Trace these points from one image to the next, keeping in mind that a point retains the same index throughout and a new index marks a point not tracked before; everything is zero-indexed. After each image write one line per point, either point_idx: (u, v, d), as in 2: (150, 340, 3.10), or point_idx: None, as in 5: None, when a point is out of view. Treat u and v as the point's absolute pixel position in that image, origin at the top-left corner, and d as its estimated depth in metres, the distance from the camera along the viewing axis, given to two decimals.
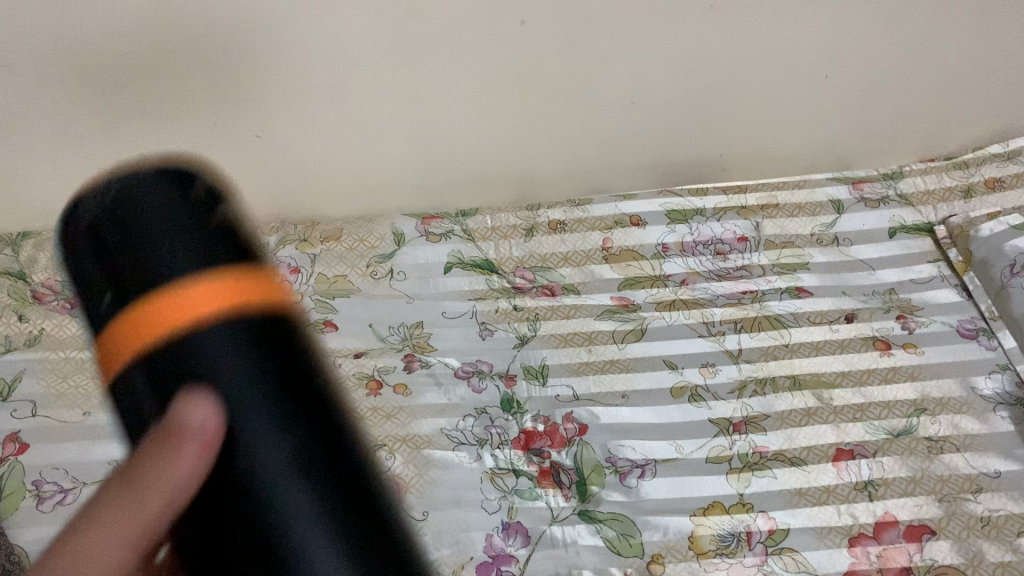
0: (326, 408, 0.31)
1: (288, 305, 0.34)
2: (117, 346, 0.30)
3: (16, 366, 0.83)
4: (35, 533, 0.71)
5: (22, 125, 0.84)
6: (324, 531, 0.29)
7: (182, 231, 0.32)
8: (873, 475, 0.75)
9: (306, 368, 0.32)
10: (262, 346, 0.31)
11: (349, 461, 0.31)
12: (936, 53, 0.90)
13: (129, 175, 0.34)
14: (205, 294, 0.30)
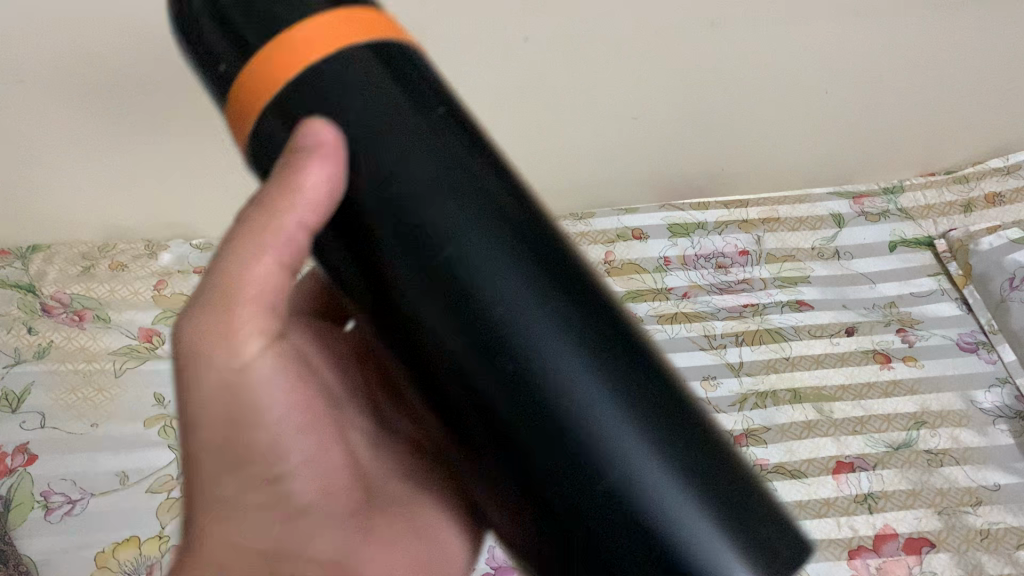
0: (445, 117, 0.34)
1: (392, 23, 0.36)
2: (245, 91, 0.33)
3: (25, 377, 0.85)
4: (44, 543, 0.73)
5: (33, 141, 0.85)
6: (480, 245, 0.32)
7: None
8: (872, 488, 0.76)
9: (416, 79, 0.34)
10: (382, 70, 0.33)
11: (475, 161, 0.34)
12: (936, 68, 0.91)
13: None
14: (318, 28, 0.33)
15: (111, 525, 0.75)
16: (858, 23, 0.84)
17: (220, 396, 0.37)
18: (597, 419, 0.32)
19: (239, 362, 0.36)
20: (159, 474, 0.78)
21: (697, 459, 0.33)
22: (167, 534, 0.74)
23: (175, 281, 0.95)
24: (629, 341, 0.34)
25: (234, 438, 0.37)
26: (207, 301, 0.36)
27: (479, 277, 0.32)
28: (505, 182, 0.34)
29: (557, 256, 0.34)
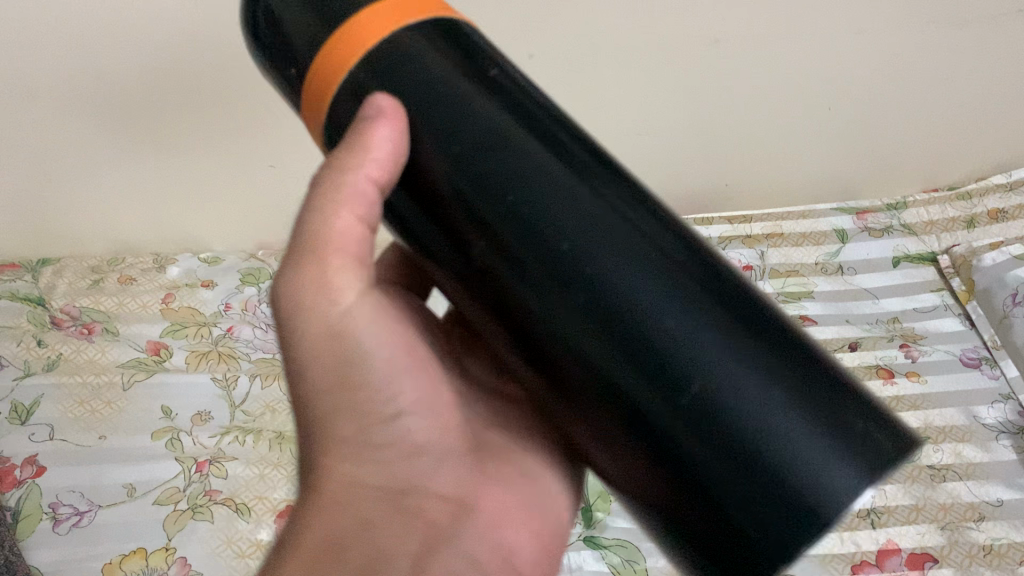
0: (495, 74, 0.37)
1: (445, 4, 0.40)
2: (319, 80, 0.37)
3: (34, 391, 0.86)
4: (52, 555, 0.74)
5: (44, 156, 0.87)
6: (527, 157, 0.35)
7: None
8: (875, 504, 0.77)
9: (469, 46, 0.38)
10: (437, 42, 0.37)
11: (527, 104, 0.37)
12: (939, 85, 0.92)
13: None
14: (380, 18, 0.37)
15: (118, 537, 0.75)
16: (860, 41, 0.85)
17: (323, 342, 0.40)
18: (660, 308, 0.32)
19: (337, 308, 0.40)
20: (167, 486, 0.79)
21: (786, 356, 0.32)
22: (173, 546, 0.74)
23: (183, 294, 0.96)
24: (694, 250, 0.34)
25: (340, 382, 0.41)
26: (299, 255, 0.40)
27: (521, 181, 0.34)
28: (555, 120, 0.37)
29: (611, 179, 0.35)
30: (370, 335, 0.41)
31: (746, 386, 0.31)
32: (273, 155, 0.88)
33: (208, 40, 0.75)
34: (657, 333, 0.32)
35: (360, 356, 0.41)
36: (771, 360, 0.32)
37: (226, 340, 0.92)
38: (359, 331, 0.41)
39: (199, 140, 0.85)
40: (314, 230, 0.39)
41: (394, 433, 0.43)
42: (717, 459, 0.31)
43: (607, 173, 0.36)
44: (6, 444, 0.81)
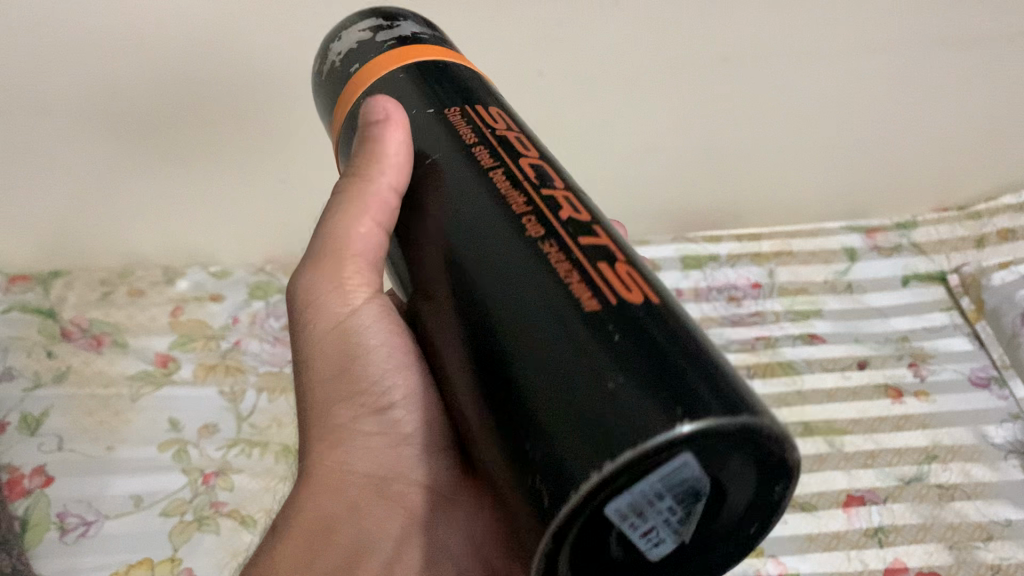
0: (422, 110, 0.44)
1: (424, 48, 0.47)
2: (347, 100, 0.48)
3: (43, 401, 0.86)
4: (58, 563, 0.75)
5: (58, 171, 0.87)
6: (461, 174, 0.40)
7: (342, 48, 0.50)
8: (883, 522, 0.79)
9: (416, 87, 0.45)
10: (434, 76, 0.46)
11: (444, 133, 0.42)
12: (951, 106, 0.91)
13: (336, 29, 0.53)
14: (392, 59, 0.47)
15: (124, 546, 0.77)
16: (870, 60, 0.84)
17: (329, 336, 0.47)
18: (516, 281, 0.34)
19: (342, 308, 0.47)
20: (173, 497, 0.80)
21: (588, 330, 0.31)
22: (179, 556, 0.76)
23: (191, 307, 0.97)
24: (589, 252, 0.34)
25: (338, 374, 0.46)
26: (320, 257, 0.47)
27: (453, 193, 0.40)
28: (458, 145, 0.41)
29: (479, 197, 0.38)
30: (369, 332, 0.47)
31: (545, 364, 0.31)
32: (283, 168, 0.88)
33: (220, 56, 0.76)
34: (486, 333, 0.34)
35: (360, 352, 0.46)
36: (569, 338, 0.31)
37: (234, 352, 0.92)
38: (361, 328, 0.47)
39: (209, 155, 0.86)
40: (331, 235, 0.46)
41: (383, 426, 0.47)
42: (542, 422, 0.30)
43: (478, 189, 0.38)
44: (14, 454, 0.81)
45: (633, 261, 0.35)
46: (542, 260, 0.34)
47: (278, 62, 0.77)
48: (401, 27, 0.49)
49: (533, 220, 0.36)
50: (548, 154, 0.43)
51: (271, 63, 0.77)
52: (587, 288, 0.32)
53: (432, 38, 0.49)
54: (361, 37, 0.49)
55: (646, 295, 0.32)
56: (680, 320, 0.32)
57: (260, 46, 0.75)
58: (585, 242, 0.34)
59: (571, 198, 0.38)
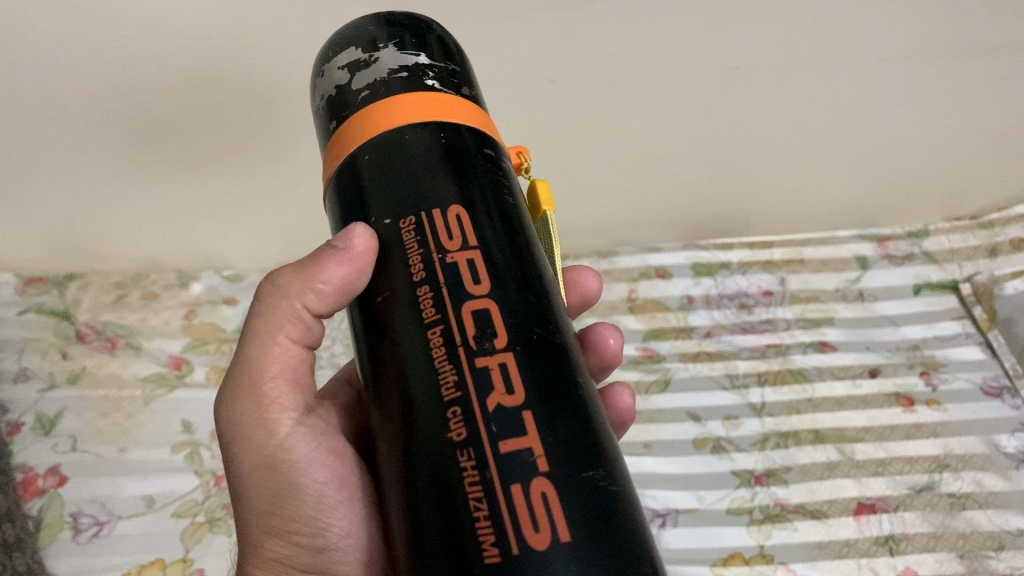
0: (381, 220, 0.40)
1: (410, 105, 0.41)
2: (331, 154, 0.43)
3: (56, 403, 0.87)
4: (70, 563, 0.75)
5: (73, 175, 0.88)
6: (398, 318, 0.37)
7: (323, 88, 0.45)
8: (894, 530, 0.79)
9: (377, 177, 0.40)
10: (409, 147, 0.40)
11: (398, 258, 0.38)
12: (964, 119, 0.91)
13: (336, 37, 0.46)
14: (371, 122, 0.41)
15: (136, 547, 0.77)
16: (881, 69, 0.84)
17: (256, 467, 0.46)
18: (442, 500, 0.33)
19: (272, 438, 0.46)
20: (184, 499, 0.80)
21: None
22: (190, 557, 0.76)
23: (205, 311, 0.98)
24: (507, 468, 0.32)
25: (268, 509, 0.46)
26: (236, 387, 0.46)
27: (389, 344, 0.37)
28: (408, 284, 0.38)
29: (412, 364, 0.36)
30: (305, 463, 0.46)
31: None
32: (295, 174, 0.89)
33: (234, 64, 0.76)
34: (412, 522, 0.35)
35: (292, 485, 0.46)
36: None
37: None
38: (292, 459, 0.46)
39: (224, 161, 0.87)
40: (250, 361, 0.46)
41: (322, 564, 0.47)
42: None
43: (413, 355, 0.36)
44: (28, 454, 0.82)
45: (559, 464, 0.33)
46: (457, 479, 0.33)
47: (292, 69, 0.77)
48: (377, 64, 0.43)
49: (458, 416, 0.34)
50: (505, 259, 0.38)
51: (285, 71, 0.77)
52: (493, 529, 0.32)
53: (414, 77, 0.43)
54: (339, 79, 0.44)
55: (556, 532, 0.31)
56: (584, 559, 0.31)
57: (275, 54, 0.76)
58: (503, 452, 0.33)
59: (508, 360, 0.35)
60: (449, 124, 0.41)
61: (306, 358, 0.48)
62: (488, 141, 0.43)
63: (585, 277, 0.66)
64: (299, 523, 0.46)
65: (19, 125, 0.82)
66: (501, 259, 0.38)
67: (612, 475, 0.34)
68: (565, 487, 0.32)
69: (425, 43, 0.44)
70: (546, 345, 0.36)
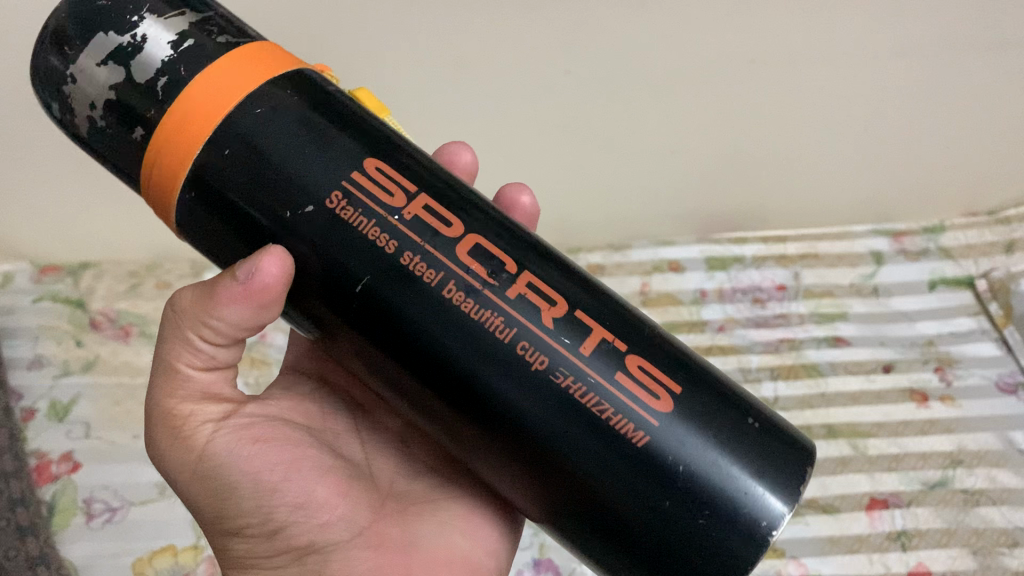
0: (301, 210, 0.40)
1: (229, 73, 0.40)
2: (162, 158, 0.40)
3: (71, 390, 0.88)
4: (85, 549, 0.76)
5: (89, 164, 0.89)
6: (394, 297, 0.39)
7: (89, 89, 0.40)
8: (906, 526, 0.78)
9: (265, 163, 0.39)
10: (265, 124, 0.40)
11: (347, 239, 0.39)
12: (983, 111, 0.90)
13: (67, 20, 0.40)
14: (204, 109, 0.39)
15: (149, 533, 0.77)
16: (901, 63, 0.84)
17: (195, 480, 0.45)
18: (554, 427, 0.39)
19: (197, 452, 0.45)
20: None
21: (656, 458, 0.38)
22: (201, 544, 0.76)
23: None
24: (594, 367, 0.39)
25: (220, 513, 0.46)
26: (159, 415, 0.46)
27: (401, 323, 0.40)
28: (384, 263, 0.39)
29: (448, 329, 0.39)
30: (240, 460, 0.45)
31: (625, 481, 0.38)
32: None
33: None
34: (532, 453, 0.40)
35: (231, 487, 0.45)
36: (646, 471, 0.38)
37: (259, 344, 0.93)
38: (220, 466, 0.45)
39: None
40: (165, 390, 0.46)
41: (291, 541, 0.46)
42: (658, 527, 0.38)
43: (438, 320, 0.39)
44: (43, 440, 0.83)
45: (629, 341, 0.40)
46: (566, 400, 0.38)
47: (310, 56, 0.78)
48: (149, 45, 0.39)
49: (530, 347, 0.39)
50: (444, 189, 0.42)
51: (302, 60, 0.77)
52: (627, 420, 0.38)
53: (200, 41, 0.40)
54: (118, 68, 0.39)
55: (668, 386, 0.39)
56: (697, 392, 0.39)
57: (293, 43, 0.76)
58: (589, 350, 0.39)
59: (533, 278, 0.40)
60: (278, 76, 0.41)
61: (224, 369, 0.47)
62: (311, 73, 0.43)
63: (459, 152, 0.64)
64: (245, 518, 0.45)
65: (40, 115, 0.82)
66: (449, 196, 0.42)
67: (647, 325, 0.42)
68: (642, 349, 0.40)
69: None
70: (537, 251, 0.42)
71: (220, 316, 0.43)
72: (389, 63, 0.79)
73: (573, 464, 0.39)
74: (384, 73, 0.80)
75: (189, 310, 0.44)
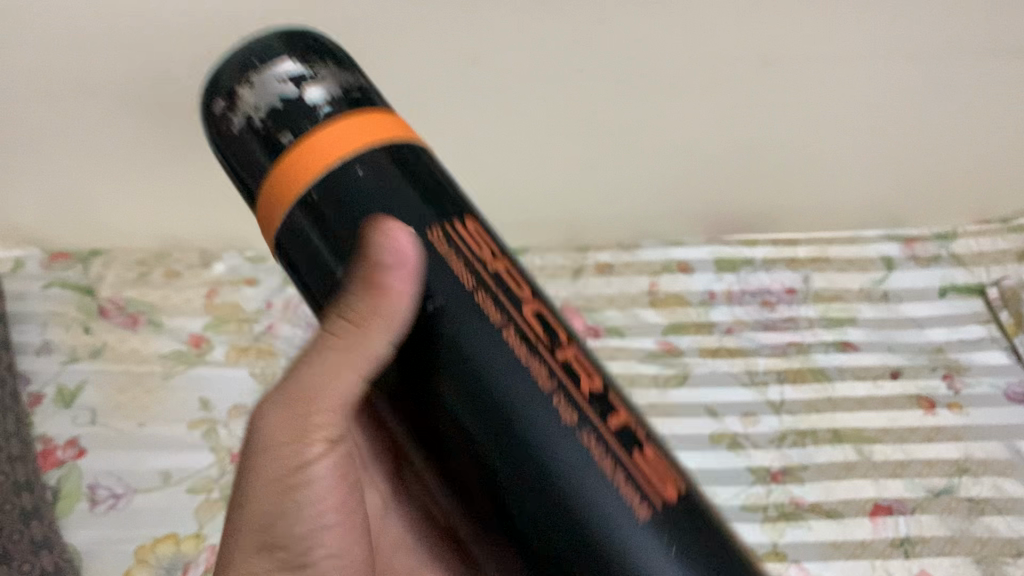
0: (407, 230, 0.41)
1: (366, 128, 0.43)
2: (284, 177, 0.42)
3: (78, 375, 0.88)
4: (89, 534, 0.75)
5: (104, 147, 0.91)
6: (455, 331, 0.40)
7: (242, 108, 0.43)
8: (910, 532, 0.77)
9: (369, 197, 0.41)
10: (380, 168, 0.42)
11: (435, 271, 0.41)
12: (995, 119, 0.90)
13: (245, 54, 0.44)
14: (336, 140, 0.42)
15: (151, 520, 0.77)
16: (912, 69, 0.84)
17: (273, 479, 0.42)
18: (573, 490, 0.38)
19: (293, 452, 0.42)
20: (198, 476, 0.80)
21: (650, 543, 0.38)
22: (203, 533, 0.76)
23: (226, 290, 0.98)
24: (619, 443, 0.39)
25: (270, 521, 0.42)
26: (282, 397, 0.42)
27: (447, 354, 0.40)
28: (461, 296, 0.40)
29: (496, 374, 0.39)
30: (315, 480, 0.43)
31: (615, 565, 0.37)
32: None
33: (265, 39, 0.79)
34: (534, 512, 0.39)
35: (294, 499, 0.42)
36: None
37: (267, 336, 0.93)
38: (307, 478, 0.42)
39: None
40: (304, 380, 0.41)
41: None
42: None
43: (495, 361, 0.39)
44: (50, 425, 0.83)
45: (649, 437, 0.41)
46: (587, 457, 0.38)
47: None
48: (304, 87, 0.43)
49: (565, 401, 0.39)
50: (520, 269, 0.44)
51: None
52: (637, 497, 0.38)
53: (347, 99, 0.44)
54: (276, 94, 0.43)
55: (672, 486, 0.40)
56: (694, 505, 0.40)
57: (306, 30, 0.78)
58: (614, 429, 0.40)
59: (577, 356, 0.42)
60: (402, 142, 0.44)
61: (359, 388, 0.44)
62: (425, 153, 0.46)
63: None
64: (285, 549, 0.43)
65: (60, 95, 0.85)
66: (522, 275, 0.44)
67: (659, 434, 0.43)
68: (661, 452, 0.41)
69: (330, 62, 0.45)
70: (582, 344, 0.43)
71: (385, 316, 0.40)
72: (400, 55, 0.81)
73: (555, 548, 0.38)
74: (395, 66, 0.82)
75: (368, 312, 0.40)
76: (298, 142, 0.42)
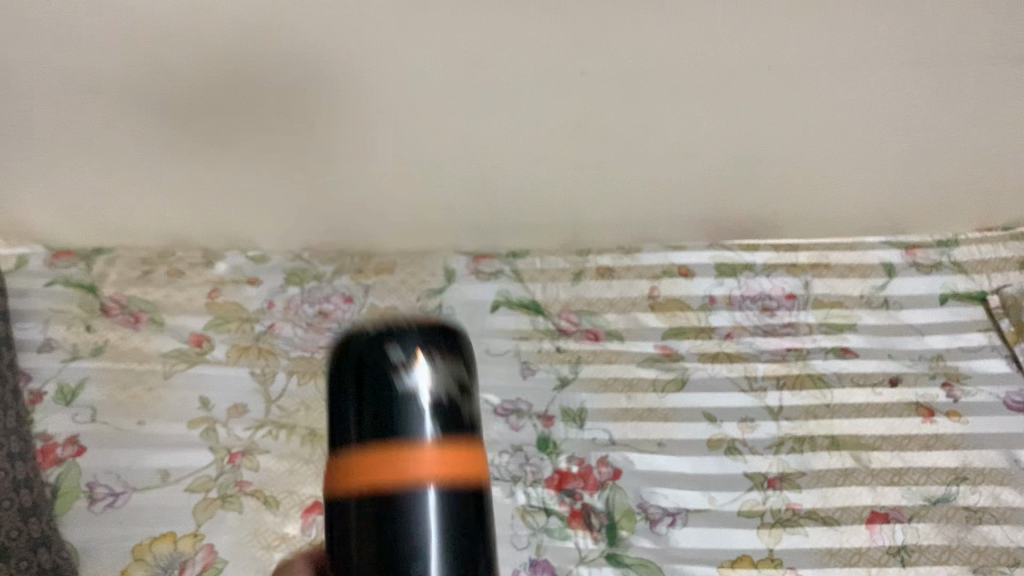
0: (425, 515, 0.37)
1: (462, 465, 0.38)
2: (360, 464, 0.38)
3: (78, 374, 0.86)
4: (87, 532, 0.71)
5: (108, 148, 0.92)
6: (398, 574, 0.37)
7: (374, 363, 0.39)
8: (907, 541, 0.73)
9: (422, 528, 0.37)
10: (450, 510, 0.38)
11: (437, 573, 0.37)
12: (1000, 127, 0.90)
13: (417, 336, 0.40)
14: (436, 465, 0.38)
15: (148, 520, 0.73)
16: (916, 74, 0.84)
17: None
18: None
19: None
20: (198, 474, 0.77)
21: None
22: (201, 533, 0.72)
23: (228, 290, 1.00)
24: None
25: None
26: None
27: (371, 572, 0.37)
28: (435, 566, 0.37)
29: None
30: None
31: None
32: (325, 160, 0.92)
33: (269, 40, 0.80)
34: None
35: None
36: None
37: (267, 335, 0.94)
38: None
39: (261, 146, 0.91)
40: None
41: None
42: None
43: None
44: (50, 423, 0.80)
45: None
46: None
47: (326, 45, 0.80)
48: (424, 395, 0.39)
49: None
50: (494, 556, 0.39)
51: (316, 47, 0.80)
52: None
53: (464, 423, 0.39)
54: (402, 380, 0.39)
55: None
56: None
57: (309, 30, 0.79)
58: None
59: None
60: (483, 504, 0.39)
61: None
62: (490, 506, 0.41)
63: None
64: None
65: (65, 94, 0.86)
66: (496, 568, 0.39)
67: None
68: None
69: (464, 368, 0.41)
70: None
71: None
72: (404, 57, 0.81)
73: None
74: (397, 66, 0.82)
75: None
76: (394, 437, 0.38)
